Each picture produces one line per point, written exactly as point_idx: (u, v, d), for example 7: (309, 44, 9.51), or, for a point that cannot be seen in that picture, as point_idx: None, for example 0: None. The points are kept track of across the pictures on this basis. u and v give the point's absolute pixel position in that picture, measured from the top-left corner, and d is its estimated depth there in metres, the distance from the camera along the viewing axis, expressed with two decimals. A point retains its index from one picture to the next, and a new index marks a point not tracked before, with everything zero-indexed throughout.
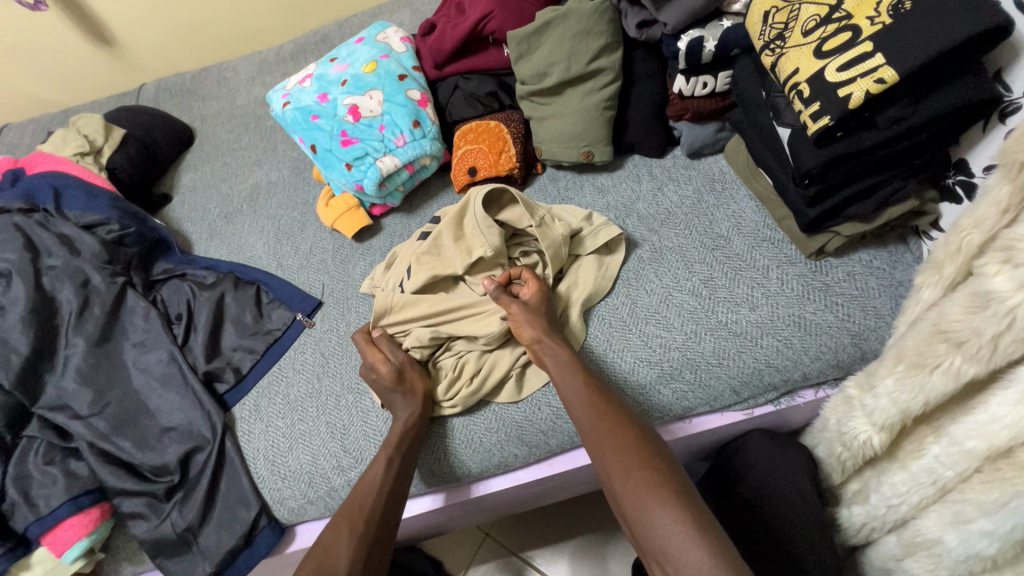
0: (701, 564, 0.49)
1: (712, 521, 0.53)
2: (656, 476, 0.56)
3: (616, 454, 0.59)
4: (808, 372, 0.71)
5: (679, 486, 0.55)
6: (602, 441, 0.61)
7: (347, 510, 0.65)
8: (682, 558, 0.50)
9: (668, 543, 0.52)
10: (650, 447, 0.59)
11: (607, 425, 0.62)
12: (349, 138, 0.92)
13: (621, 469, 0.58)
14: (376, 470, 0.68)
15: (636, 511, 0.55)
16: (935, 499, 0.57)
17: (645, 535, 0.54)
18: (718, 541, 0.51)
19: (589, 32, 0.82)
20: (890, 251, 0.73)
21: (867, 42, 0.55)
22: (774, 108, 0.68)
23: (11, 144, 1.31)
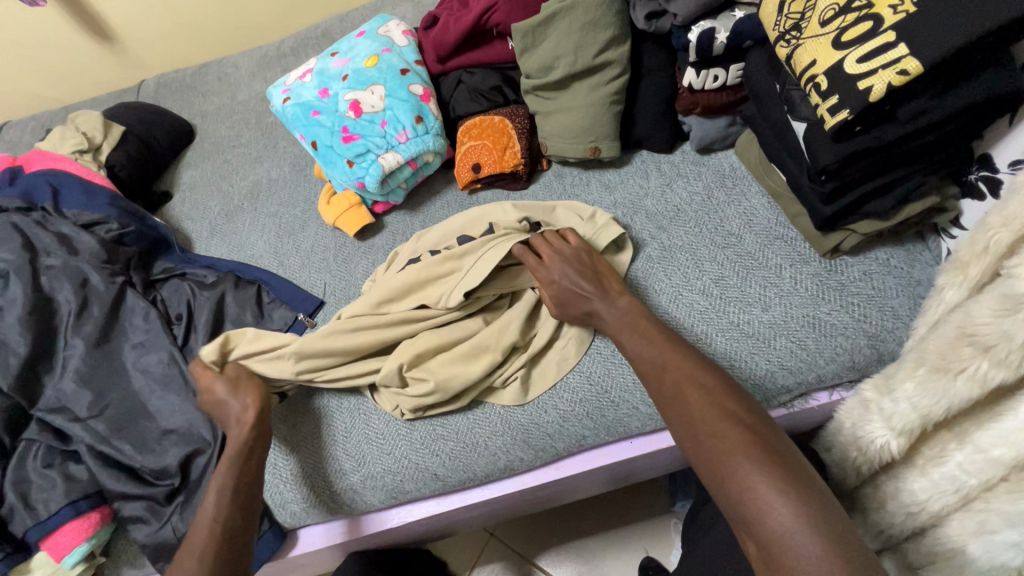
0: (791, 527, 0.44)
1: (806, 479, 0.48)
2: (736, 430, 0.51)
3: (690, 408, 0.55)
4: (823, 374, 0.68)
5: (764, 439, 0.51)
6: (672, 398, 0.57)
7: (193, 542, 0.61)
8: (766, 520, 0.45)
9: (747, 505, 0.47)
10: (726, 399, 0.55)
11: (673, 381, 0.58)
12: (350, 134, 0.90)
13: (691, 431, 0.54)
14: (207, 499, 0.65)
15: (712, 471, 0.51)
16: (957, 507, 0.55)
17: (721, 495, 0.50)
18: (810, 503, 0.45)
19: (596, 24, 0.80)
20: (907, 249, 0.71)
21: (889, 32, 0.53)
22: (789, 102, 0.66)
23: (10, 142, 1.30)
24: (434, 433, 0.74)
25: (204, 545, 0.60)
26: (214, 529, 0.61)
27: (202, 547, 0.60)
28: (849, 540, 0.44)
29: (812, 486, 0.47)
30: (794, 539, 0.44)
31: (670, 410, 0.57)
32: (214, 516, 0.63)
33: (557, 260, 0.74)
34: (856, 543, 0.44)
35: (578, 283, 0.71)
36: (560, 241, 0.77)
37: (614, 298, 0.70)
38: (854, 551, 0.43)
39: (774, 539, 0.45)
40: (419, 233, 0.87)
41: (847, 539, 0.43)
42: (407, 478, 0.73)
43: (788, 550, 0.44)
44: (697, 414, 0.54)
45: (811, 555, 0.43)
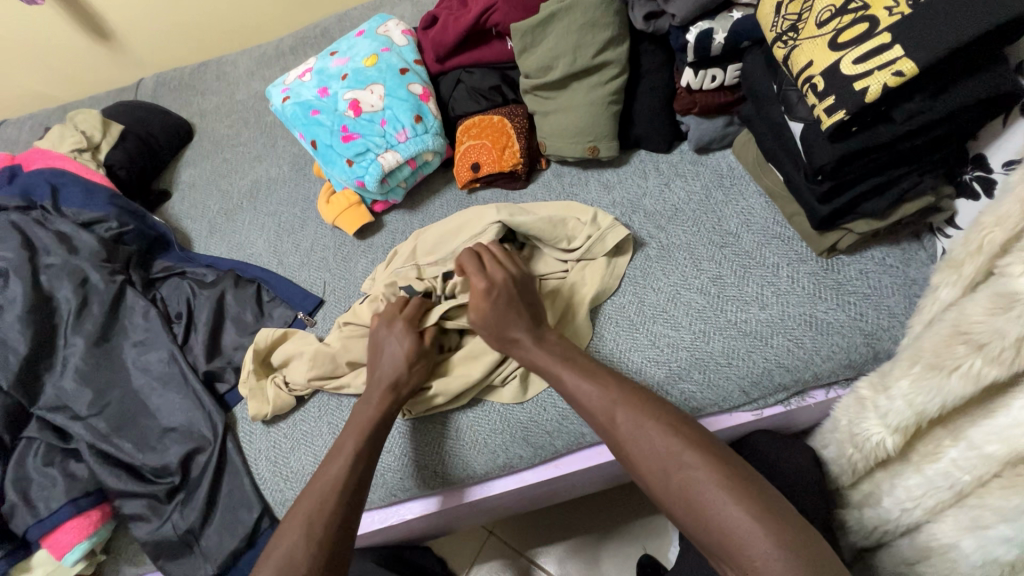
0: (768, 558, 0.46)
1: (768, 498, 0.50)
2: (703, 463, 0.52)
3: (648, 445, 0.55)
4: (820, 372, 0.69)
5: (726, 467, 0.52)
6: (631, 437, 0.56)
7: (300, 506, 0.59)
8: (746, 552, 0.47)
9: (727, 536, 0.48)
10: (684, 431, 0.55)
11: (626, 417, 0.57)
12: (350, 133, 0.90)
13: (659, 470, 0.54)
14: (337, 462, 0.63)
15: (684, 505, 0.51)
16: (951, 503, 0.56)
17: (699, 529, 0.51)
18: (781, 524, 0.47)
19: (595, 25, 0.80)
20: (903, 248, 0.72)
21: (885, 33, 0.53)
22: (786, 102, 0.67)
23: (9, 141, 1.29)
24: (438, 428, 0.75)
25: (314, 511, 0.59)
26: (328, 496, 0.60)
27: (313, 513, 0.58)
28: (819, 555, 0.46)
29: (777, 504, 0.49)
30: (772, 564, 0.46)
31: (626, 447, 0.57)
32: (337, 484, 0.61)
33: (481, 294, 0.69)
34: (828, 559, 0.46)
35: (515, 314, 0.68)
36: (493, 260, 0.73)
37: (546, 334, 0.68)
38: (823, 563, 0.46)
39: (757, 570, 0.46)
40: (417, 234, 0.87)
41: (821, 555, 0.46)
42: (410, 473, 0.74)
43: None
44: (659, 449, 0.54)
45: None
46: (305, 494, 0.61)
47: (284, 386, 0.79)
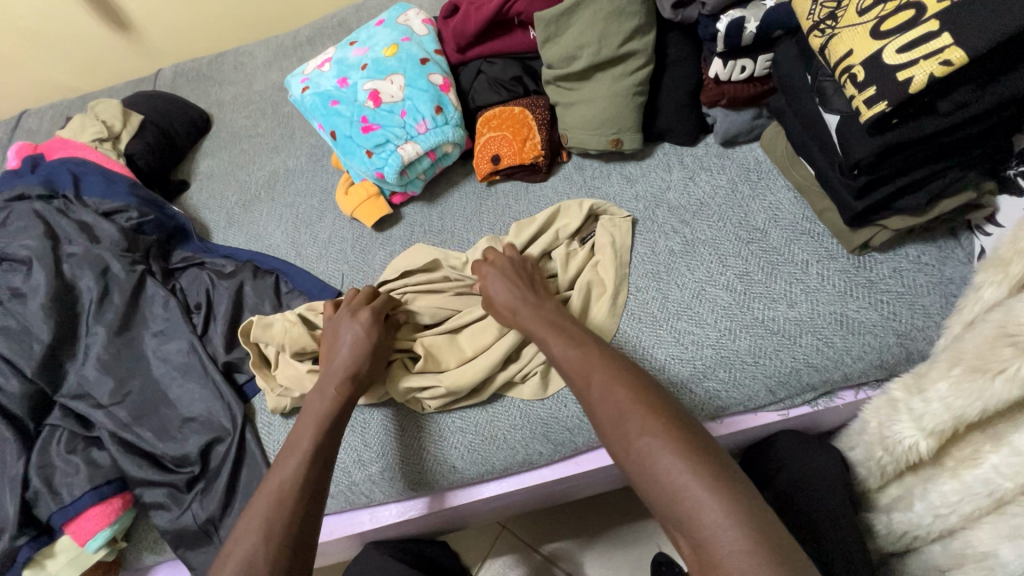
0: (718, 527, 0.43)
1: (730, 475, 0.47)
2: (662, 431, 0.49)
3: (616, 409, 0.53)
4: (850, 373, 0.67)
5: (685, 438, 0.49)
6: (600, 401, 0.54)
7: (256, 507, 0.56)
8: (698, 523, 0.44)
9: (682, 505, 0.45)
10: (651, 399, 0.53)
11: (598, 380, 0.55)
12: (370, 124, 0.89)
13: (620, 432, 0.51)
14: (292, 460, 0.60)
15: (641, 472, 0.49)
16: (989, 510, 0.55)
17: (653, 495, 0.48)
18: (738, 500, 0.44)
19: (621, 14, 0.78)
20: (940, 246, 0.69)
21: (932, 20, 0.51)
22: (821, 93, 0.64)
23: (30, 130, 1.30)
24: (443, 427, 0.74)
25: (272, 512, 0.55)
26: (284, 497, 0.56)
27: (271, 513, 0.55)
28: (776, 536, 0.42)
29: (739, 482, 0.46)
30: (722, 538, 0.42)
31: (595, 413, 0.55)
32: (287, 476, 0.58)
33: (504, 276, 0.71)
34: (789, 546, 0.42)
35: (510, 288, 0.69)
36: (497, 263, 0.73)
37: (550, 304, 0.67)
38: (780, 543, 0.42)
39: (708, 542, 0.43)
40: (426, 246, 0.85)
41: (775, 535, 0.42)
42: (427, 469, 0.73)
43: (720, 551, 0.42)
44: (623, 416, 0.52)
45: (739, 554, 0.41)
46: (263, 498, 0.57)
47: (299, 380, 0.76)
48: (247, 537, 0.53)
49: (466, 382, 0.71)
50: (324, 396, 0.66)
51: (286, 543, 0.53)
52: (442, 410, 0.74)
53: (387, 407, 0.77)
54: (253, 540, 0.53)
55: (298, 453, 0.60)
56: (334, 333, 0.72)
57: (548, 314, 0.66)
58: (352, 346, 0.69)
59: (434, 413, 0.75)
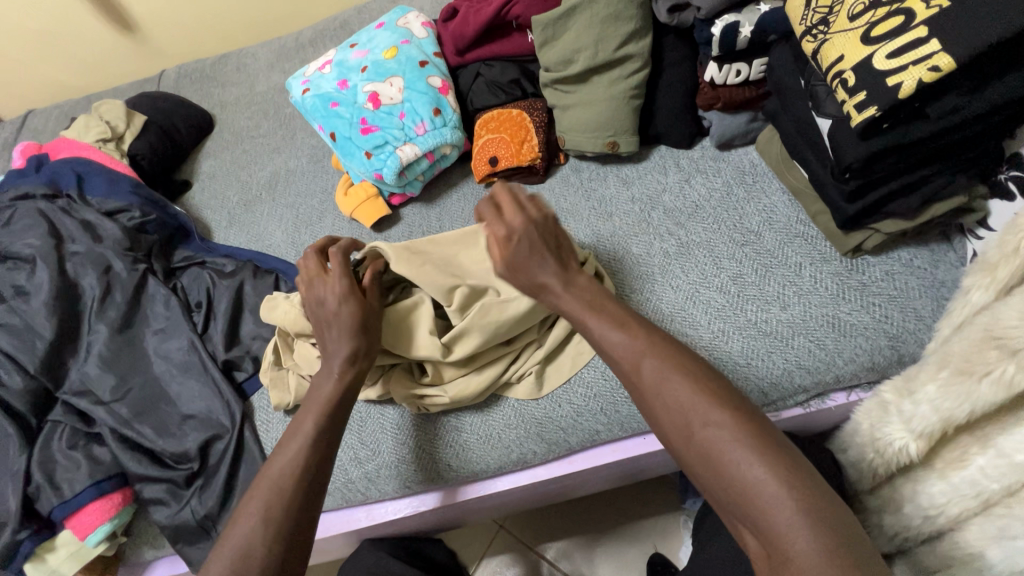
0: (794, 527, 0.42)
1: (797, 465, 0.46)
2: (731, 425, 0.47)
3: (673, 400, 0.51)
4: (842, 375, 0.68)
5: (753, 428, 0.47)
6: (655, 392, 0.52)
7: (258, 491, 0.57)
8: (770, 518, 0.43)
9: (752, 500, 0.45)
10: (712, 388, 0.50)
11: (654, 367, 0.53)
12: (369, 126, 0.90)
13: (684, 423, 0.49)
14: (293, 446, 0.60)
15: (704, 466, 0.48)
16: (977, 512, 0.55)
17: (720, 488, 0.47)
18: (808, 494, 0.44)
19: (618, 18, 0.79)
20: (932, 249, 0.70)
21: (921, 27, 0.52)
22: (814, 98, 0.65)
23: (36, 130, 1.32)
24: (438, 426, 0.75)
25: (271, 498, 0.56)
26: (284, 483, 0.57)
27: (270, 497, 0.56)
28: (847, 530, 0.42)
29: (807, 472, 0.45)
30: (796, 533, 0.42)
31: (649, 399, 0.53)
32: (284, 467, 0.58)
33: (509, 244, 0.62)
34: (856, 537, 0.42)
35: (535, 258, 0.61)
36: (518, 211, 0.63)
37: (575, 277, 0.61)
38: (851, 538, 0.42)
39: (781, 539, 0.43)
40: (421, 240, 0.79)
41: (846, 529, 0.42)
42: (421, 466, 0.74)
43: (793, 548, 0.42)
44: (683, 409, 0.50)
45: (815, 554, 0.41)
46: (264, 481, 0.58)
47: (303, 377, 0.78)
48: (245, 519, 0.55)
49: (469, 391, 0.72)
50: (329, 376, 0.64)
51: (282, 531, 0.54)
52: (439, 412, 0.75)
53: (382, 408, 0.78)
54: (253, 519, 0.54)
55: (297, 442, 0.60)
56: (321, 312, 0.67)
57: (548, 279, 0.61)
58: (340, 329, 0.65)
59: (431, 413, 0.76)
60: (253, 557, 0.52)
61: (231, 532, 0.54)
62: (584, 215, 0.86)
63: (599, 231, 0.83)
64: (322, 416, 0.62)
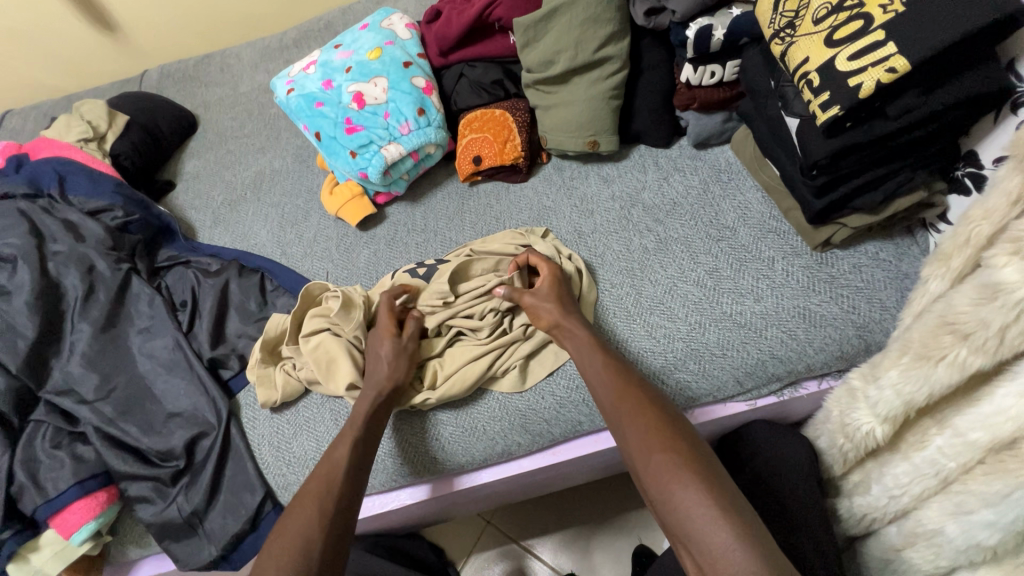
0: (728, 548, 0.46)
1: (743, 508, 0.49)
2: (680, 458, 0.53)
3: (639, 438, 0.56)
4: (812, 364, 0.71)
5: (695, 461, 0.53)
6: (626, 430, 0.58)
7: (309, 488, 0.63)
8: (708, 539, 0.47)
9: (694, 522, 0.49)
10: (668, 425, 0.56)
11: (627, 407, 0.59)
12: (354, 126, 0.91)
13: (644, 451, 0.55)
14: (341, 447, 0.66)
15: (659, 492, 0.52)
16: (937, 490, 0.57)
17: (668, 514, 0.51)
18: (747, 527, 0.47)
19: (597, 20, 0.81)
20: (897, 243, 0.73)
21: (879, 30, 0.54)
22: (783, 98, 0.68)
23: (13, 130, 1.30)
24: (420, 424, 0.76)
25: (323, 495, 0.61)
26: (334, 479, 0.63)
27: (322, 494, 0.61)
28: (778, 558, 0.45)
29: (749, 514, 0.49)
30: (731, 557, 0.45)
31: (621, 430, 0.59)
32: (333, 463, 0.65)
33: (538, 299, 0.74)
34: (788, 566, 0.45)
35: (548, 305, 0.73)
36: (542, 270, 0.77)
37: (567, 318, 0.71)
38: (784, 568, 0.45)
39: (715, 558, 0.46)
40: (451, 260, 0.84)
41: (778, 556, 0.45)
42: (408, 460, 0.75)
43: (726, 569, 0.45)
44: (643, 440, 0.56)
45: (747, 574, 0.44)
46: (318, 475, 0.64)
47: (292, 372, 0.80)
48: (303, 512, 0.60)
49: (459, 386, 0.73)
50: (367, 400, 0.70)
51: (333, 523, 0.59)
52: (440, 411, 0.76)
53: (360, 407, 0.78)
54: (311, 510, 0.60)
55: (346, 440, 0.67)
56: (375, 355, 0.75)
57: (574, 342, 0.69)
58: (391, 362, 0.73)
59: (427, 412, 0.76)
60: (313, 550, 0.56)
61: (291, 524, 0.59)
62: (566, 213, 0.88)
63: (581, 229, 0.86)
64: (363, 422, 0.68)
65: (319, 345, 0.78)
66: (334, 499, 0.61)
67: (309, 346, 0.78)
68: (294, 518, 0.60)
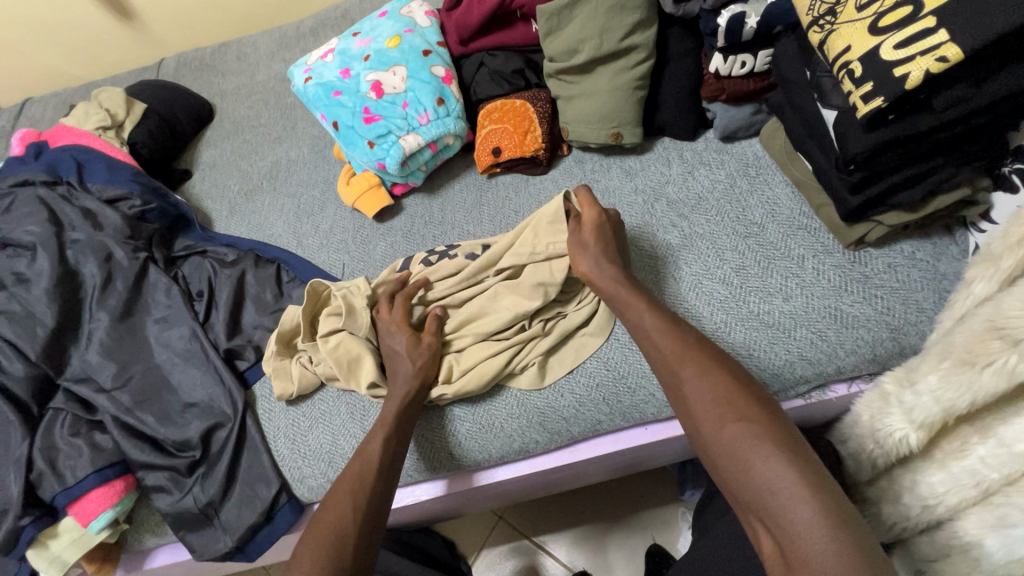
0: (811, 526, 0.44)
1: (829, 485, 0.46)
2: (757, 428, 0.50)
3: (705, 404, 0.53)
4: (843, 366, 0.68)
5: (772, 432, 0.49)
6: (688, 395, 0.55)
7: (342, 486, 0.62)
8: (789, 516, 0.45)
9: (772, 499, 0.46)
10: (743, 393, 0.53)
11: (691, 370, 0.56)
12: (372, 115, 0.90)
13: (713, 419, 0.52)
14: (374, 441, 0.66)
15: (730, 464, 0.49)
16: (975, 502, 0.55)
17: (743, 485, 0.48)
18: (833, 507, 0.44)
19: (623, 7, 0.79)
20: (935, 242, 0.70)
21: (930, 17, 0.52)
22: (820, 89, 0.65)
23: (33, 118, 1.31)
24: (435, 419, 0.75)
25: (354, 494, 0.61)
26: (365, 476, 0.63)
27: (355, 489, 0.61)
28: (865, 544, 0.43)
29: (836, 494, 0.46)
30: (816, 540, 0.43)
31: (681, 395, 0.56)
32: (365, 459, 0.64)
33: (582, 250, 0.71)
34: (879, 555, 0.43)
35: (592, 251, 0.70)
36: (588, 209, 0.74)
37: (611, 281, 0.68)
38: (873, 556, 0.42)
39: (797, 535, 0.44)
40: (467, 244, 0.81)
41: (865, 543, 0.43)
42: (425, 455, 0.74)
43: (812, 548, 0.43)
44: (711, 407, 0.53)
45: (833, 557, 0.42)
46: (351, 471, 0.63)
47: (308, 365, 0.79)
48: (336, 511, 0.60)
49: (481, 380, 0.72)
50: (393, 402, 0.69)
51: (365, 523, 0.59)
52: (461, 407, 0.75)
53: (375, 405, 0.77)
54: (344, 511, 0.60)
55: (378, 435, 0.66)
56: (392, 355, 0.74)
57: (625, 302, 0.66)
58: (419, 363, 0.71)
59: (450, 410, 0.75)
60: (345, 554, 0.56)
61: (322, 525, 0.59)
62: None
63: None
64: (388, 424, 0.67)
65: (340, 344, 0.76)
66: (366, 496, 0.61)
67: (331, 345, 0.76)
68: (321, 517, 0.60)
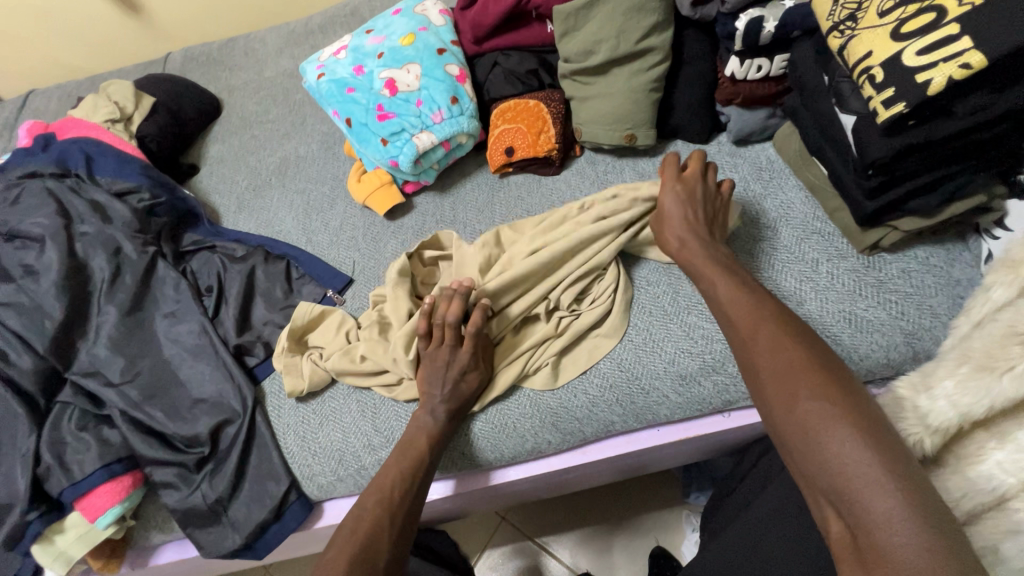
0: (889, 515, 0.41)
1: (914, 474, 0.43)
2: (836, 405, 0.47)
3: (785, 376, 0.51)
4: (856, 370, 0.68)
5: (855, 413, 0.46)
6: (765, 366, 0.53)
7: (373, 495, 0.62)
8: (864, 503, 0.42)
9: (846, 481, 0.43)
10: (820, 371, 0.50)
11: (767, 340, 0.54)
12: (385, 113, 0.90)
13: (788, 395, 0.50)
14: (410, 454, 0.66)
15: (801, 441, 0.47)
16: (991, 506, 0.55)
17: (815, 465, 0.46)
18: (919, 496, 0.41)
19: (640, 10, 0.79)
20: (948, 249, 0.71)
21: (953, 24, 0.52)
22: (838, 94, 0.65)
23: (38, 110, 1.30)
24: None
25: (388, 504, 0.61)
26: (397, 488, 0.63)
27: (392, 503, 0.61)
28: (952, 536, 0.39)
29: (921, 484, 0.42)
30: (895, 528, 0.40)
31: (758, 366, 0.53)
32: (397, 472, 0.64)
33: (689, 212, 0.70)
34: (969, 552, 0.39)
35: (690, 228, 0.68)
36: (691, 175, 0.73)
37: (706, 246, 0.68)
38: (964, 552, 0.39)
39: (873, 523, 0.41)
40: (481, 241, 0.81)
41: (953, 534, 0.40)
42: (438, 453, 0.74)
43: (889, 538, 0.40)
44: (786, 380, 0.50)
45: (913, 547, 0.39)
46: (383, 483, 0.64)
47: (319, 362, 0.79)
48: (370, 517, 0.60)
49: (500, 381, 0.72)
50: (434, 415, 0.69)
51: (397, 535, 0.59)
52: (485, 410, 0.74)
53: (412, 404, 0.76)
54: (381, 519, 0.60)
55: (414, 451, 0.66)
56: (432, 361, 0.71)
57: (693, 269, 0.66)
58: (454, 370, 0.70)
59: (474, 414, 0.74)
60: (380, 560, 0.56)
61: (354, 531, 0.58)
62: None
63: None
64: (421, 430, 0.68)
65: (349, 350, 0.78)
66: (402, 509, 0.61)
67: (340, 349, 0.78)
68: (351, 520, 0.60)
